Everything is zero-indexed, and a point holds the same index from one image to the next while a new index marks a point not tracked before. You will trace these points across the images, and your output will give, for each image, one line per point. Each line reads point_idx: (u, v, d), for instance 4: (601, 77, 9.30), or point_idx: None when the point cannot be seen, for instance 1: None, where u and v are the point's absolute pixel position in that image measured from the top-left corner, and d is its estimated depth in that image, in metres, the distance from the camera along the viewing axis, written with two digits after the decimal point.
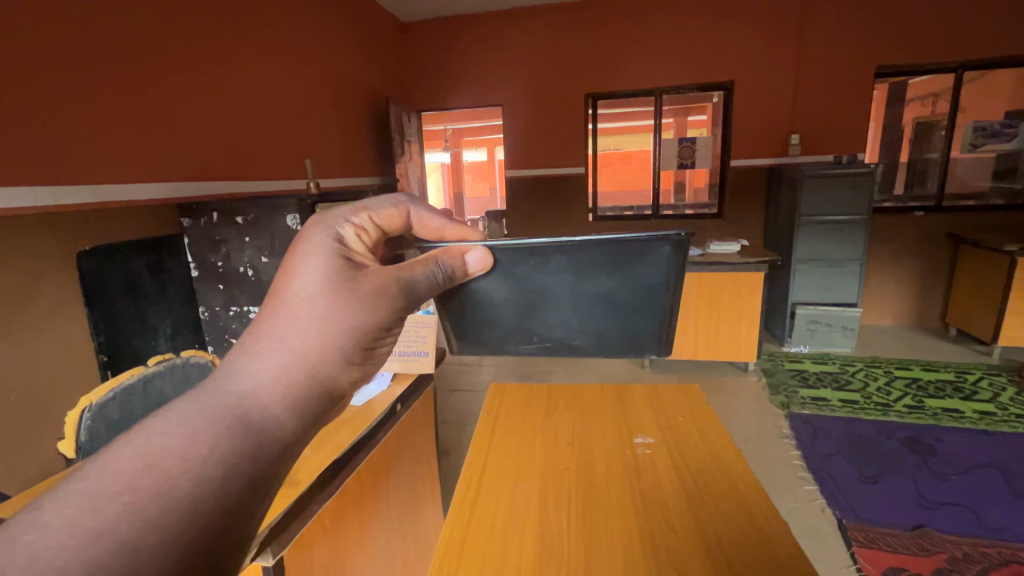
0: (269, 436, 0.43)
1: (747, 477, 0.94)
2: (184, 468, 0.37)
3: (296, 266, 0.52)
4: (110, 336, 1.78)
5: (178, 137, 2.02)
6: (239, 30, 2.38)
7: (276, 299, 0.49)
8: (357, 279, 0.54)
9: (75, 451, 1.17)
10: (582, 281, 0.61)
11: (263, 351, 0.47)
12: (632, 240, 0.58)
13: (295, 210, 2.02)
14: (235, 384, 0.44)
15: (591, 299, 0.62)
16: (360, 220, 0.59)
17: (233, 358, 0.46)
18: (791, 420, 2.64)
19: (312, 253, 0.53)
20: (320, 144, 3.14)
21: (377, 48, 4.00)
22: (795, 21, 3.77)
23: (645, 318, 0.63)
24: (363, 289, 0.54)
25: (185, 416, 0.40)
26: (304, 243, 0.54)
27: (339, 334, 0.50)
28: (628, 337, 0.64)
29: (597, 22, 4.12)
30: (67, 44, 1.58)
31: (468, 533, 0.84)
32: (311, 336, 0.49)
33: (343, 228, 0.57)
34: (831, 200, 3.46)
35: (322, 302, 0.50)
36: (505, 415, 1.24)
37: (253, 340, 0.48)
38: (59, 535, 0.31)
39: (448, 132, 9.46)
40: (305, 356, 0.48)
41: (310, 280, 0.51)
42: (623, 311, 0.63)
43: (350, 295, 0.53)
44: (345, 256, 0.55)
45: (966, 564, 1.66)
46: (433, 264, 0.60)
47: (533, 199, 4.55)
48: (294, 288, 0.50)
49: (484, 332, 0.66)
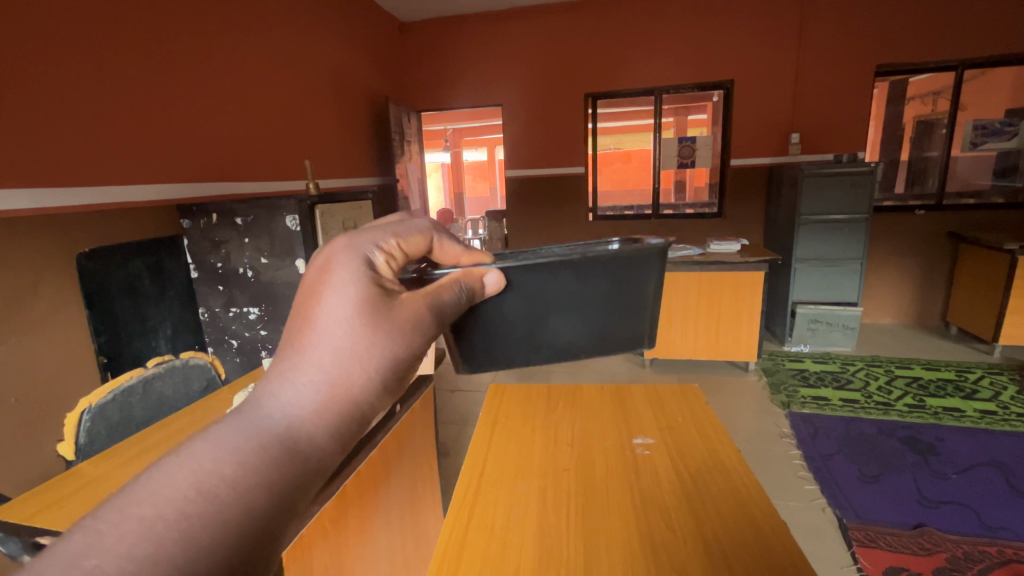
0: (310, 461, 0.42)
1: (747, 479, 0.93)
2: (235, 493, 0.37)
3: (331, 291, 0.47)
4: (109, 337, 1.78)
5: (178, 139, 2.02)
6: (238, 30, 2.38)
7: (312, 322, 0.46)
8: (395, 306, 0.49)
9: (75, 454, 1.16)
10: (580, 293, 0.62)
11: (302, 382, 0.44)
12: (625, 253, 0.61)
13: (295, 212, 2.02)
14: (274, 415, 0.42)
15: (587, 308, 0.63)
16: (390, 244, 0.54)
17: (271, 389, 0.43)
18: (791, 419, 2.64)
19: (347, 277, 0.48)
20: (320, 144, 3.14)
21: (377, 50, 4.01)
22: (795, 19, 3.77)
23: (634, 319, 0.65)
24: (402, 316, 0.49)
25: (230, 446, 0.39)
26: (335, 265, 0.49)
27: (379, 365, 0.47)
28: (621, 338, 0.67)
29: (597, 21, 4.11)
30: (65, 45, 1.58)
31: (467, 535, 0.84)
32: (349, 368, 0.45)
33: (374, 252, 0.52)
34: (831, 199, 3.45)
35: (359, 333, 0.46)
36: (505, 415, 1.24)
37: (286, 363, 0.44)
38: (121, 555, 0.31)
39: (448, 132, 9.49)
40: (342, 388, 0.44)
41: (346, 308, 0.47)
42: (615, 315, 0.65)
43: (390, 323, 0.48)
44: (380, 281, 0.51)
45: (966, 563, 1.66)
46: (457, 287, 0.57)
47: (533, 199, 4.55)
48: (334, 308, 0.46)
49: (489, 351, 0.65)
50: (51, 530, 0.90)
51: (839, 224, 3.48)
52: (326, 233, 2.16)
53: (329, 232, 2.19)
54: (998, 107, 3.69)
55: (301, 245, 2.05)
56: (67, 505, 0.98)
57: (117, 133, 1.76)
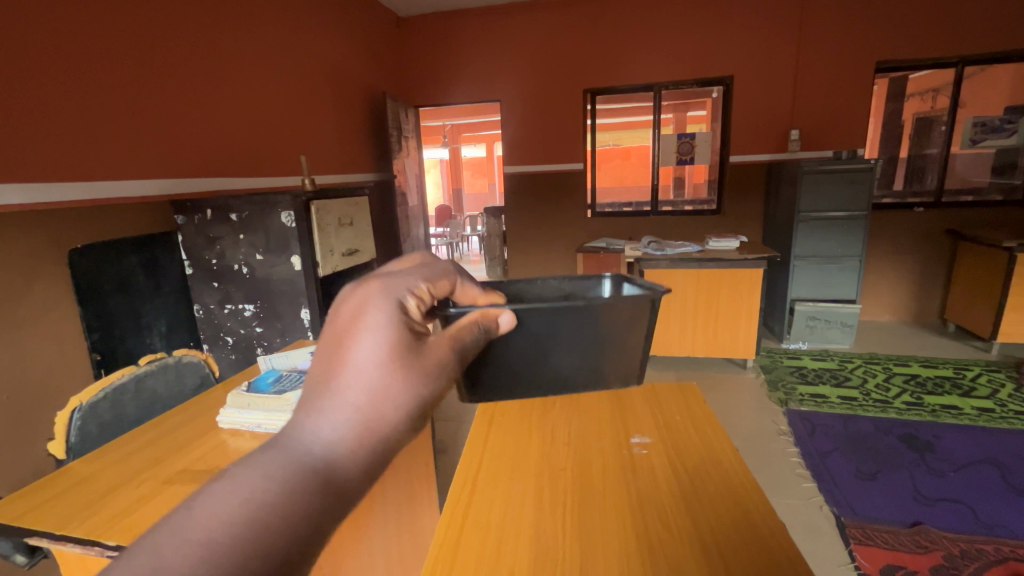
0: (348, 494, 0.41)
1: (746, 479, 0.92)
2: (280, 528, 0.37)
3: (362, 333, 0.45)
4: (102, 334, 1.76)
5: (172, 133, 2.00)
6: (233, 23, 2.35)
7: (349, 356, 0.44)
8: (426, 350, 0.48)
9: (67, 451, 1.15)
10: (574, 334, 0.63)
11: (333, 425, 0.42)
12: (624, 300, 0.62)
13: (290, 208, 1.99)
14: (310, 452, 0.41)
15: (581, 347, 0.64)
16: (419, 288, 0.52)
17: (304, 432, 0.42)
18: (789, 416, 2.63)
19: (379, 320, 0.46)
20: (316, 139, 3.11)
21: (374, 44, 3.97)
22: (795, 15, 3.74)
23: (624, 358, 0.66)
24: (432, 361, 0.48)
25: (264, 481, 0.38)
26: (365, 308, 0.47)
27: (410, 409, 0.45)
28: (611, 375, 0.67)
29: (596, 16, 4.08)
30: (54, 38, 1.56)
31: (461, 536, 0.82)
32: (382, 412, 0.43)
33: (405, 295, 0.50)
34: (830, 196, 3.44)
35: (393, 377, 0.44)
36: (501, 414, 1.23)
37: (320, 397, 0.43)
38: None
39: (447, 127, 9.45)
40: (373, 431, 0.43)
41: (377, 351, 0.45)
42: (606, 353, 0.65)
43: (422, 369, 0.46)
44: (410, 324, 0.49)
45: (963, 561, 1.66)
46: (476, 327, 0.56)
47: (531, 195, 4.52)
48: (374, 344, 0.45)
49: (488, 386, 0.65)
50: (41, 531, 0.89)
51: (838, 221, 3.47)
52: (322, 228, 2.13)
53: (326, 228, 2.16)
54: (998, 104, 3.68)
55: (297, 241, 2.03)
56: (57, 505, 0.96)
57: (108, 127, 1.74)
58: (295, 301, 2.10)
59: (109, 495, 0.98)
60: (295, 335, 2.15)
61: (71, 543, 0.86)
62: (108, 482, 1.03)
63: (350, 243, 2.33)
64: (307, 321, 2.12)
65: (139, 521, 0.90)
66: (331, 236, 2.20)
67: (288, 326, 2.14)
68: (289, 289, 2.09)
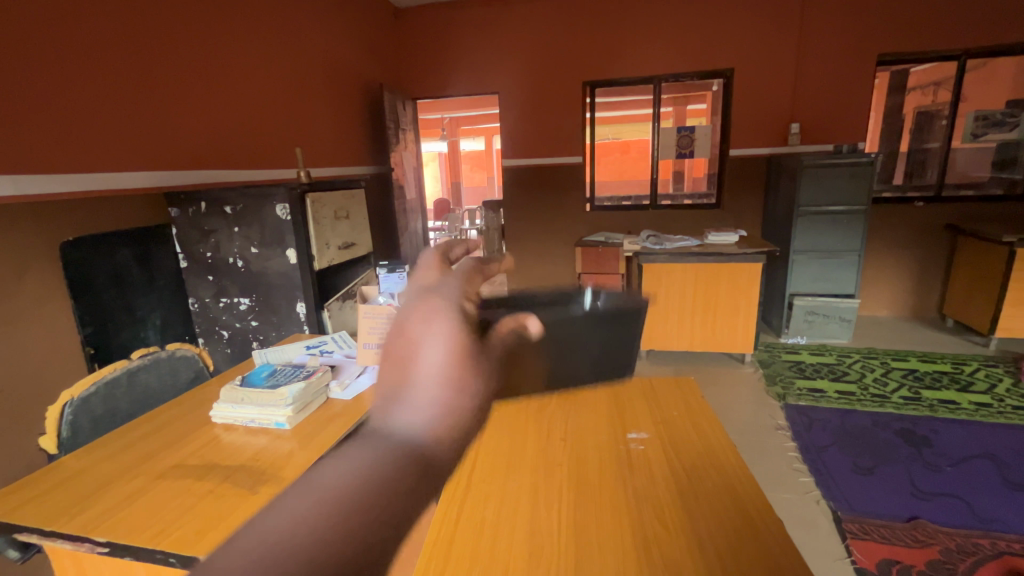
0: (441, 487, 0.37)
1: (743, 475, 0.91)
2: (370, 510, 0.34)
3: (423, 335, 0.42)
4: (96, 328, 1.74)
5: (165, 124, 1.97)
6: (227, 13, 2.32)
7: (416, 358, 0.41)
8: (488, 346, 0.44)
9: (58, 446, 1.14)
10: (579, 331, 0.77)
11: (406, 425, 0.38)
12: (617, 308, 0.80)
13: (285, 200, 1.97)
14: (385, 457, 0.37)
15: (584, 343, 0.79)
16: (468, 289, 0.49)
17: (376, 431, 0.38)
18: (786, 411, 2.63)
19: (438, 319, 0.43)
20: (312, 132, 3.09)
21: (371, 35, 3.93)
22: (797, 7, 3.71)
23: (617, 355, 0.83)
24: (493, 356, 0.44)
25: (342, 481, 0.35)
26: (423, 309, 0.44)
27: (481, 404, 0.41)
28: (608, 370, 0.83)
29: (595, 7, 4.04)
30: (43, 26, 1.53)
31: (455, 533, 0.81)
32: (454, 407, 0.39)
33: (456, 295, 0.47)
34: (830, 190, 3.42)
35: (460, 373, 0.41)
36: (497, 408, 1.21)
37: (391, 397, 0.40)
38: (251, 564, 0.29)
39: (445, 121, 9.38)
40: (450, 426, 0.39)
41: (441, 349, 0.41)
42: (603, 350, 0.82)
43: (487, 365, 0.43)
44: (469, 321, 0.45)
45: (960, 555, 1.66)
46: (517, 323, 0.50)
47: (530, 189, 4.50)
48: (443, 338, 0.41)
49: None
50: (30, 527, 0.88)
51: (838, 215, 3.45)
52: (318, 221, 2.10)
53: (322, 221, 2.14)
54: (999, 97, 3.66)
55: (292, 234, 2.01)
56: (46, 501, 0.95)
57: (99, 117, 1.71)
58: (291, 295, 2.08)
59: (100, 490, 0.97)
60: (291, 329, 2.14)
61: (61, 539, 0.85)
62: (99, 478, 1.02)
63: (346, 236, 2.32)
64: (303, 314, 2.10)
65: (130, 517, 0.89)
66: (327, 229, 2.18)
67: (284, 320, 2.13)
68: (284, 283, 2.07)
